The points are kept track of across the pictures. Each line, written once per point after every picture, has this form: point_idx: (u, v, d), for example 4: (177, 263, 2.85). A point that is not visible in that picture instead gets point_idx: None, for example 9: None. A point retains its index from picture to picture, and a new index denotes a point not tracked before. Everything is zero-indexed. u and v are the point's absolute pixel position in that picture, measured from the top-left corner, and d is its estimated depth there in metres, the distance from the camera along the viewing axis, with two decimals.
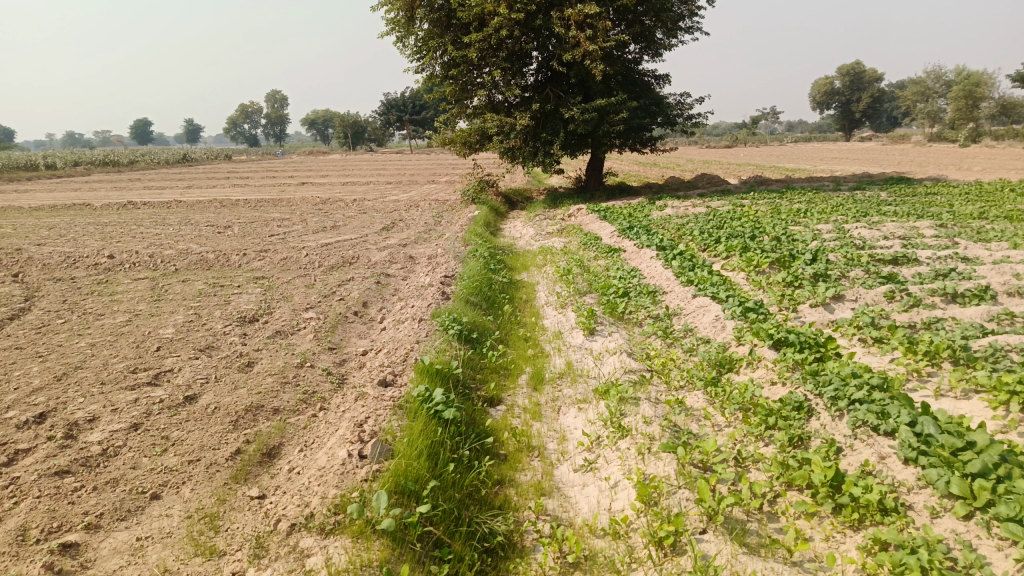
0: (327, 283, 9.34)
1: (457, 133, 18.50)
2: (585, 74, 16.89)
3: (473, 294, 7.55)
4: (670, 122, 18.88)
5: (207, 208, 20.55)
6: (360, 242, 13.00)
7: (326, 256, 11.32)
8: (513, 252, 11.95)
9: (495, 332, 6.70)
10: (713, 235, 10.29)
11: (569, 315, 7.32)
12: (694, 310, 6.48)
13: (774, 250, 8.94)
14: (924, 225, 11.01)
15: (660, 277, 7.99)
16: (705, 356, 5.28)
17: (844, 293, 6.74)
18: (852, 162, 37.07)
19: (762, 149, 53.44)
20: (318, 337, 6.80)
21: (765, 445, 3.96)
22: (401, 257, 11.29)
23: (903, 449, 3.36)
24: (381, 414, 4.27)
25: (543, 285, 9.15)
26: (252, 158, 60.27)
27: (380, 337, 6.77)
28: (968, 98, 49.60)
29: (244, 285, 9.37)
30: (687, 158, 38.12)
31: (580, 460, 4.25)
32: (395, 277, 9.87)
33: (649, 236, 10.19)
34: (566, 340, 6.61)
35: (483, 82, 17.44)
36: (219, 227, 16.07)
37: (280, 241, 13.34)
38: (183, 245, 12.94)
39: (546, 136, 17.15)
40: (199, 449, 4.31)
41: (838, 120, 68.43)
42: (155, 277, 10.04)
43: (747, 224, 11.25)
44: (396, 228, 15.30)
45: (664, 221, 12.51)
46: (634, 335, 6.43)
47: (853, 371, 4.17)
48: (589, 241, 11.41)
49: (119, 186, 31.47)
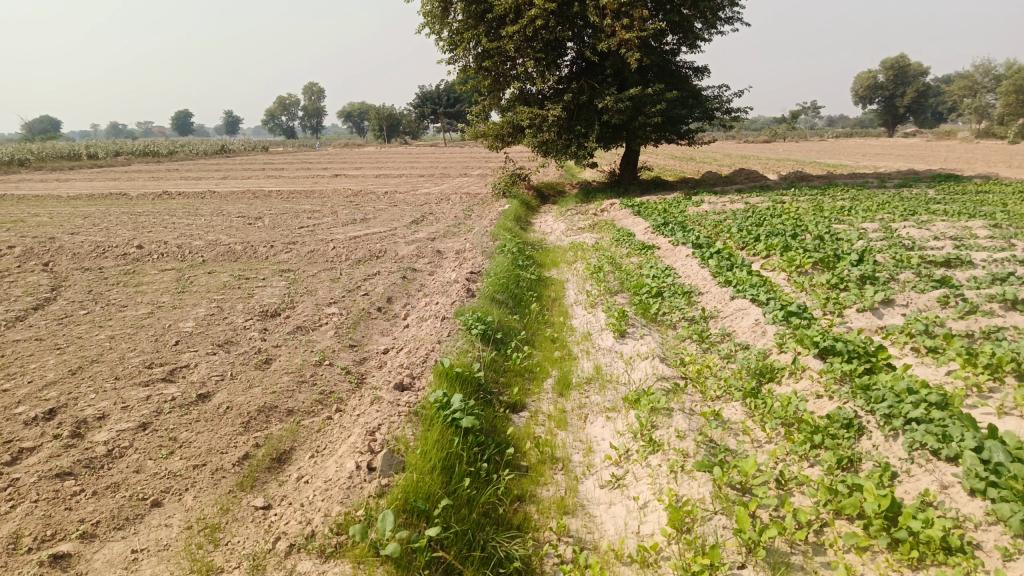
0: (353, 277, 9.16)
1: (490, 126, 18.23)
2: (621, 66, 16.49)
3: (500, 292, 7.28)
4: (708, 116, 18.38)
5: (240, 199, 20.60)
6: (389, 235, 12.82)
7: (353, 249, 11.16)
8: (544, 248, 11.66)
9: (521, 332, 6.43)
10: (752, 233, 9.88)
11: (599, 316, 7.01)
12: (732, 313, 6.13)
13: (816, 250, 8.52)
14: (977, 225, 10.46)
15: (696, 277, 7.64)
16: (744, 364, 4.94)
17: (893, 298, 6.33)
18: (896, 158, 35.95)
19: (802, 145, 52.26)
20: (339, 334, 6.60)
21: (810, 466, 3.63)
22: (429, 251, 11.08)
23: (969, 479, 3.00)
24: (396, 422, 4.03)
25: (573, 283, 8.85)
26: (288, 149, 60.78)
27: (403, 335, 6.53)
28: (1019, 93, 47.92)
29: (269, 278, 9.23)
30: (724, 153, 37.34)
31: (606, 475, 3.96)
32: (422, 272, 9.65)
33: (685, 233, 9.83)
34: (595, 342, 6.31)
35: (516, 73, 17.14)
36: (249, 218, 16.05)
37: (309, 233, 13.23)
38: (212, 236, 12.89)
39: (580, 129, 16.80)
40: (206, 453, 4.12)
41: (882, 115, 66.65)
42: (181, 268, 9.96)
43: (788, 221, 10.81)
44: (426, 221, 15.10)
45: (701, 217, 12.11)
46: (667, 338, 6.10)
47: (909, 387, 3.81)
48: (622, 237, 11.07)
49: (157, 176, 31.88)
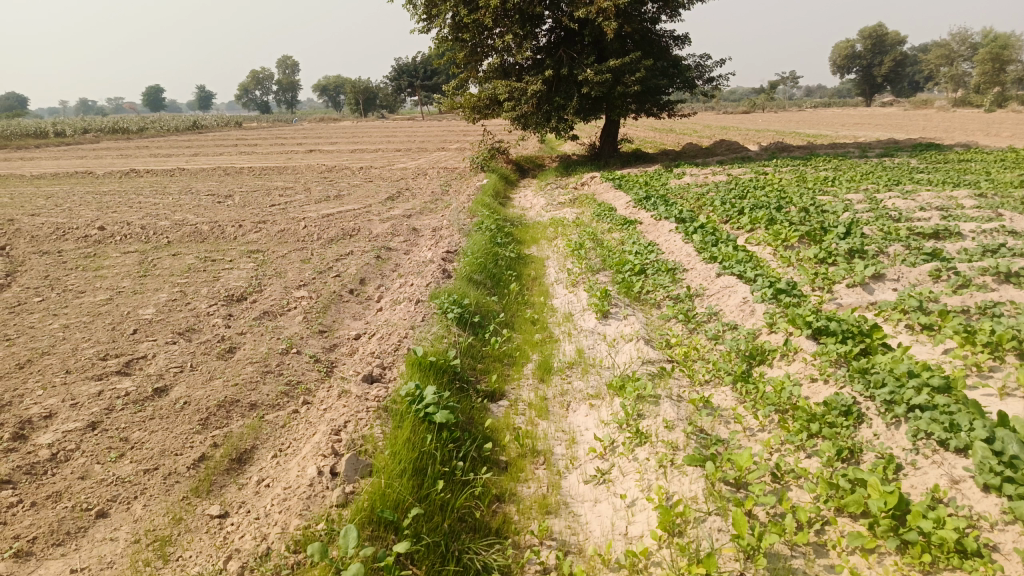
0: (324, 258, 8.81)
1: (467, 98, 17.77)
2: (599, 35, 16.07)
3: (477, 271, 6.97)
4: (688, 86, 18.04)
5: (210, 177, 20.01)
6: (363, 212, 12.43)
7: (326, 228, 10.78)
8: (523, 224, 11.35)
9: (499, 315, 6.14)
10: (736, 206, 9.63)
11: (581, 295, 6.73)
12: (718, 290, 5.87)
13: (803, 222, 8.29)
14: (962, 194, 10.29)
15: (680, 252, 7.37)
16: (733, 346, 4.70)
17: (884, 272, 6.11)
18: (874, 128, 35.84)
19: (781, 115, 52.04)
20: (308, 319, 6.27)
21: (807, 458, 3.40)
22: (404, 229, 10.73)
23: (983, 475, 2.78)
24: (364, 418, 3.74)
25: (554, 260, 8.58)
26: (262, 125, 59.57)
27: (375, 320, 6.23)
28: (995, 61, 48.03)
29: (236, 260, 8.85)
30: (703, 124, 37.03)
31: (591, 470, 3.71)
32: (397, 251, 9.32)
33: (667, 207, 9.56)
34: (577, 323, 6.04)
35: (493, 44, 16.65)
36: (219, 196, 15.55)
37: (280, 211, 12.80)
38: (179, 216, 12.41)
39: (559, 100, 16.40)
40: (159, 455, 3.81)
41: (859, 85, 66.64)
42: (145, 251, 9.54)
43: (772, 193, 10.58)
44: (402, 197, 14.71)
45: (683, 190, 11.85)
46: (651, 318, 5.84)
47: (910, 371, 3.58)
48: (602, 212, 10.78)
49: (125, 154, 30.99)
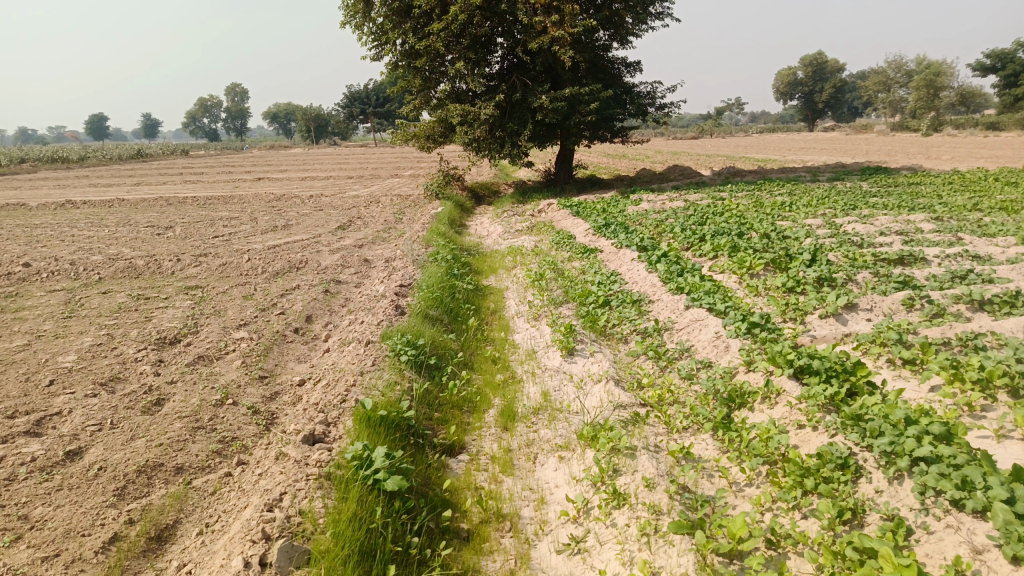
0: (269, 293, 8.28)
1: (419, 125, 17.42)
2: (552, 62, 15.92)
3: (432, 306, 6.54)
4: (642, 112, 18.02)
5: (152, 207, 19.20)
6: (312, 243, 11.91)
7: (272, 261, 10.24)
8: (479, 253, 10.98)
9: (457, 354, 5.71)
10: (698, 232, 9.41)
11: (544, 330, 6.35)
12: (688, 324, 5.55)
13: (767, 249, 8.09)
14: (918, 218, 10.29)
15: (645, 283, 7.07)
16: (710, 388, 4.36)
17: (857, 302, 5.87)
18: (820, 152, 36.66)
19: (728, 140, 53.10)
20: (247, 365, 5.75)
21: (805, 520, 3.04)
22: (355, 260, 10.25)
23: (1010, 544, 2.45)
24: (303, 487, 3.26)
25: (513, 292, 8.21)
26: (210, 152, 58.34)
27: (321, 365, 5.74)
28: (929, 88, 49.87)
29: (173, 297, 8.25)
30: (655, 149, 37.37)
31: (564, 537, 3.30)
32: (347, 284, 8.83)
33: (628, 235, 9.30)
34: (541, 362, 5.65)
35: (445, 71, 16.37)
36: (160, 228, 14.83)
37: (224, 243, 12.19)
38: (114, 249, 11.71)
39: (512, 126, 16.16)
40: (62, 537, 3.26)
41: (802, 111, 68.56)
42: (73, 288, 8.87)
43: (732, 219, 10.42)
44: (353, 226, 14.21)
45: (641, 216, 11.64)
46: (619, 355, 5.49)
47: (908, 417, 3.26)
48: (561, 240, 10.48)
49: (64, 184, 29.78)
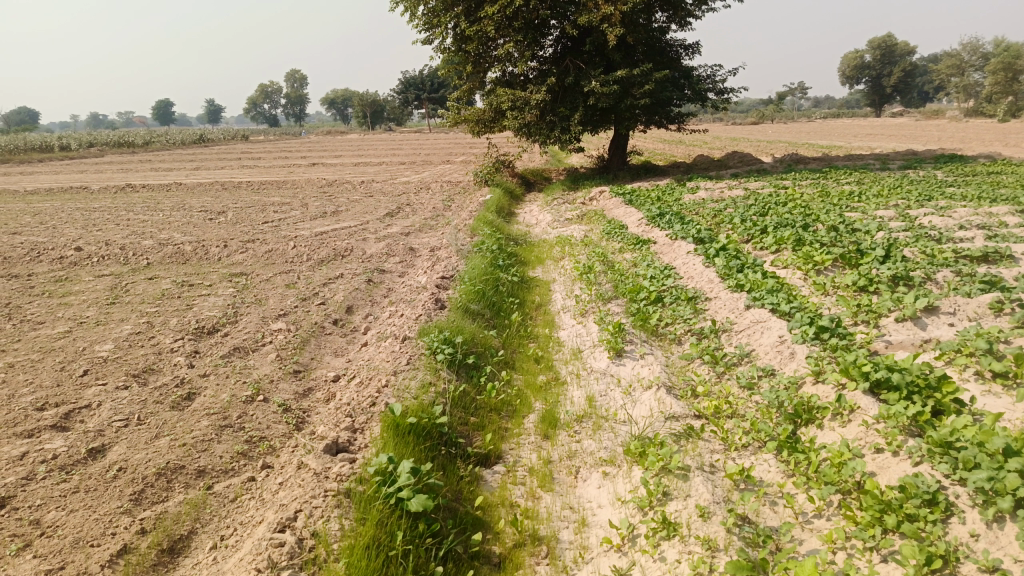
0: (311, 282, 8.12)
1: (470, 110, 17.13)
2: (606, 43, 15.41)
3: (474, 300, 6.24)
4: (700, 97, 17.34)
5: (207, 192, 19.43)
6: (359, 230, 11.75)
7: (317, 248, 10.10)
8: (527, 242, 10.64)
9: (498, 352, 5.41)
10: (758, 224, 8.88)
11: (591, 328, 5.98)
12: (748, 327, 5.11)
13: (834, 243, 7.53)
14: (1001, 210, 9.52)
15: (701, 278, 6.62)
16: (773, 401, 3.95)
17: (938, 305, 5.34)
18: (887, 139, 34.97)
19: (789, 126, 51.37)
20: (281, 358, 5.54)
21: (885, 565, 2.64)
22: (400, 249, 10.04)
23: None
24: (320, 505, 3.01)
25: (560, 285, 7.85)
26: (267, 137, 59.32)
27: (358, 360, 5.50)
28: (1007, 71, 47.21)
29: (216, 285, 8.16)
30: (712, 135, 36.28)
31: (607, 569, 2.96)
32: (390, 274, 8.60)
33: (683, 226, 8.83)
34: (587, 363, 5.29)
35: (496, 54, 16.01)
36: (212, 212, 14.91)
37: (272, 229, 12.14)
38: (165, 234, 11.77)
39: (564, 111, 15.72)
40: (69, 547, 3.07)
41: (869, 96, 65.85)
42: (121, 274, 8.88)
43: (795, 209, 9.82)
44: (401, 213, 14.03)
45: (698, 205, 11.12)
46: (672, 358, 5.10)
47: (1010, 447, 2.81)
48: (613, 230, 10.05)
49: (127, 168, 30.54)
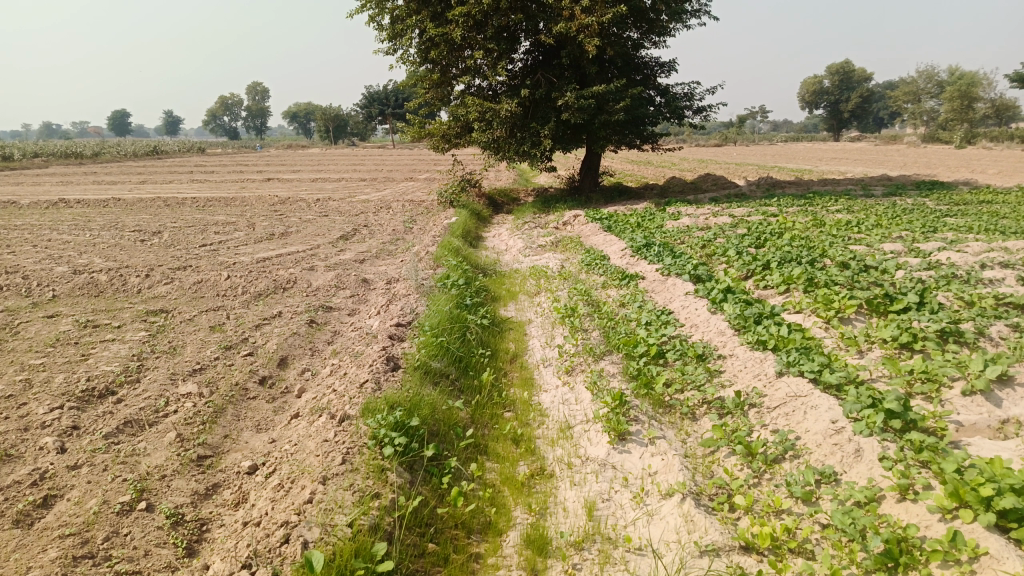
0: (243, 324, 6.85)
1: (435, 125, 16.01)
2: (580, 55, 14.48)
3: (436, 357, 5.05)
4: (676, 116, 16.46)
5: (146, 208, 17.89)
6: (308, 256, 10.49)
7: (256, 278, 8.82)
8: (496, 273, 9.50)
9: (466, 432, 4.24)
10: (758, 259, 7.87)
11: (580, 393, 4.85)
12: (786, 405, 4.02)
13: (853, 285, 6.54)
14: (1015, 244, 8.67)
15: (709, 329, 5.54)
16: (851, 532, 2.85)
17: (1011, 373, 4.31)
18: (851, 163, 34.70)
19: (751, 149, 51.33)
20: (183, 440, 4.27)
21: None
22: (353, 280, 8.81)
23: None
24: None
25: (538, 329, 6.72)
26: (223, 150, 57.36)
27: (284, 442, 4.25)
28: (962, 98, 47.60)
29: (127, 326, 6.83)
30: (678, 157, 35.68)
31: None
32: (338, 314, 7.38)
33: (675, 259, 7.79)
34: (579, 446, 4.15)
35: (463, 65, 14.95)
36: (147, 232, 13.49)
37: (208, 254, 10.80)
38: (84, 259, 10.34)
39: (534, 126, 14.70)
40: None
41: (828, 120, 66.34)
42: (16, 309, 7.48)
43: (794, 240, 8.86)
44: (357, 236, 12.80)
45: (683, 234, 10.12)
46: (689, 444, 3.98)
47: None
48: (593, 261, 8.98)
49: (68, 181, 28.70)
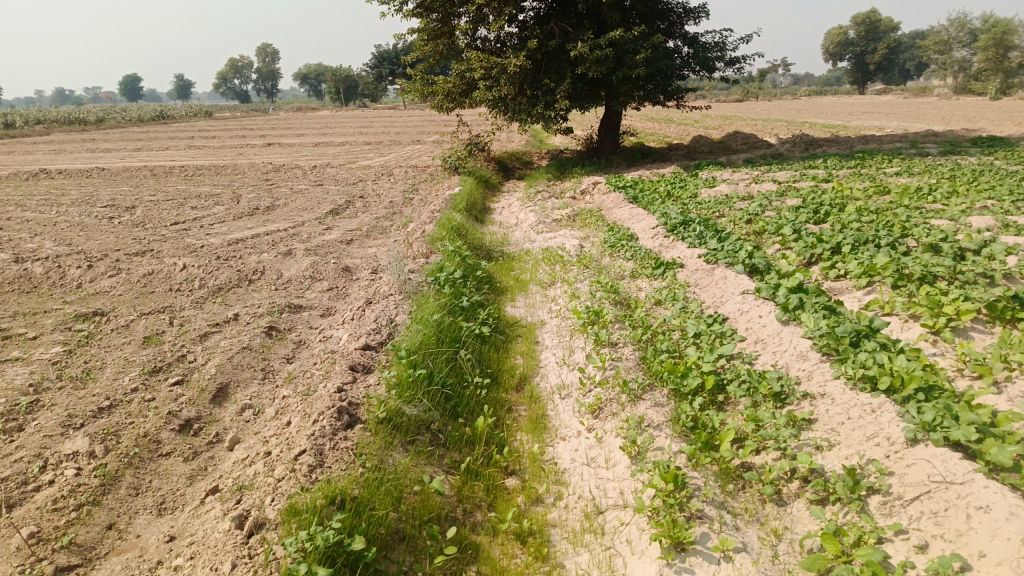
0: (187, 334, 5.51)
1: (439, 83, 14.44)
2: (598, 0, 12.81)
3: (411, 400, 3.68)
4: (706, 68, 14.74)
5: (130, 179, 16.54)
6: (288, 237, 9.12)
7: (219, 266, 7.46)
8: (504, 258, 8.10)
9: (447, 530, 2.92)
10: (824, 241, 6.39)
11: (612, 453, 3.48)
12: (930, 499, 2.64)
13: (959, 278, 5.07)
14: None
15: (781, 352, 4.12)
16: None
17: None
18: (884, 119, 32.29)
19: (772, 105, 48.83)
20: (40, 542, 2.95)
21: None
22: (335, 267, 7.46)
23: None
24: None
25: (553, 337, 5.33)
26: (229, 114, 55.94)
27: (185, 545, 2.92)
28: (997, 47, 44.16)
29: (44, 337, 5.49)
30: (699, 114, 33.59)
31: None
32: (308, 316, 6.03)
33: (722, 242, 6.35)
34: (616, 556, 2.80)
35: (467, 15, 13.32)
36: (119, 208, 12.18)
37: (176, 235, 9.46)
38: (33, 243, 9.03)
39: (547, 82, 13.12)
40: None
41: (853, 73, 63.17)
42: None
43: (861, 214, 7.37)
44: (350, 210, 11.42)
45: (721, 208, 8.63)
46: (785, 563, 2.61)
47: None
48: (619, 242, 7.56)
49: (63, 148, 27.50)
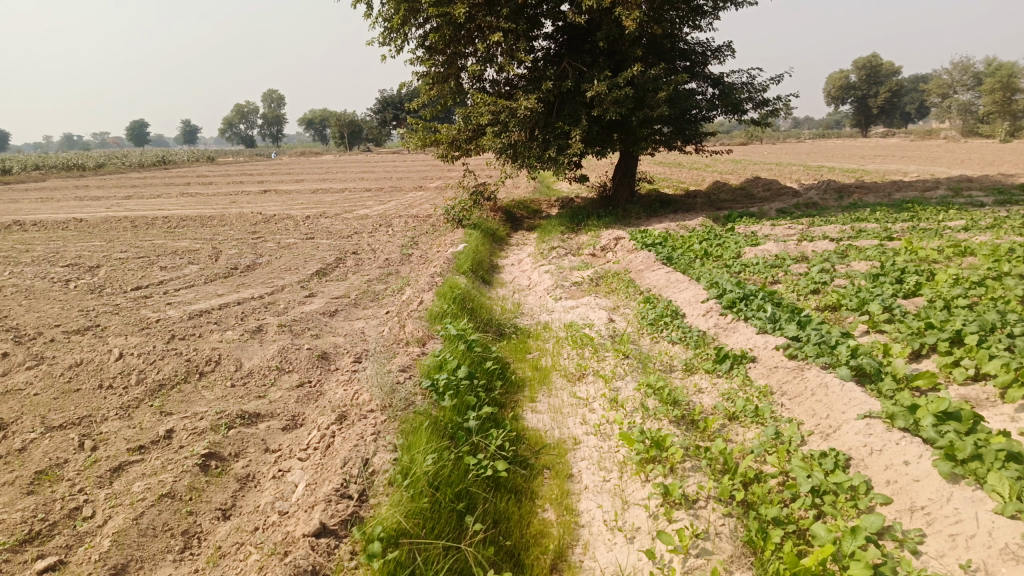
0: (93, 467, 4.01)
1: (441, 128, 13.21)
2: (616, 36, 11.64)
3: None
4: (733, 111, 13.49)
5: (107, 232, 15.22)
6: (261, 307, 7.71)
7: (165, 353, 6.01)
8: (517, 337, 6.64)
9: None
10: (935, 326, 4.95)
11: None
12: None
13: None
14: None
15: (966, 540, 2.66)
16: None
17: None
18: (892, 164, 30.77)
19: (777, 149, 47.61)
20: None
21: None
22: (310, 352, 6.02)
23: None
24: None
25: (590, 473, 3.86)
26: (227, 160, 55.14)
27: None
28: (1004, 89, 42.80)
29: None
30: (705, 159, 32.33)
31: None
32: (265, 431, 4.55)
33: (806, 328, 4.90)
34: None
35: (473, 54, 12.15)
36: (82, 268, 10.79)
37: (133, 304, 8.06)
38: None
39: (560, 125, 11.86)
40: None
41: (856, 116, 62.28)
42: None
43: (962, 285, 5.93)
44: (339, 270, 10.03)
45: (777, 275, 7.21)
46: None
47: None
48: (663, 319, 6.13)
49: (49, 196, 26.34)
